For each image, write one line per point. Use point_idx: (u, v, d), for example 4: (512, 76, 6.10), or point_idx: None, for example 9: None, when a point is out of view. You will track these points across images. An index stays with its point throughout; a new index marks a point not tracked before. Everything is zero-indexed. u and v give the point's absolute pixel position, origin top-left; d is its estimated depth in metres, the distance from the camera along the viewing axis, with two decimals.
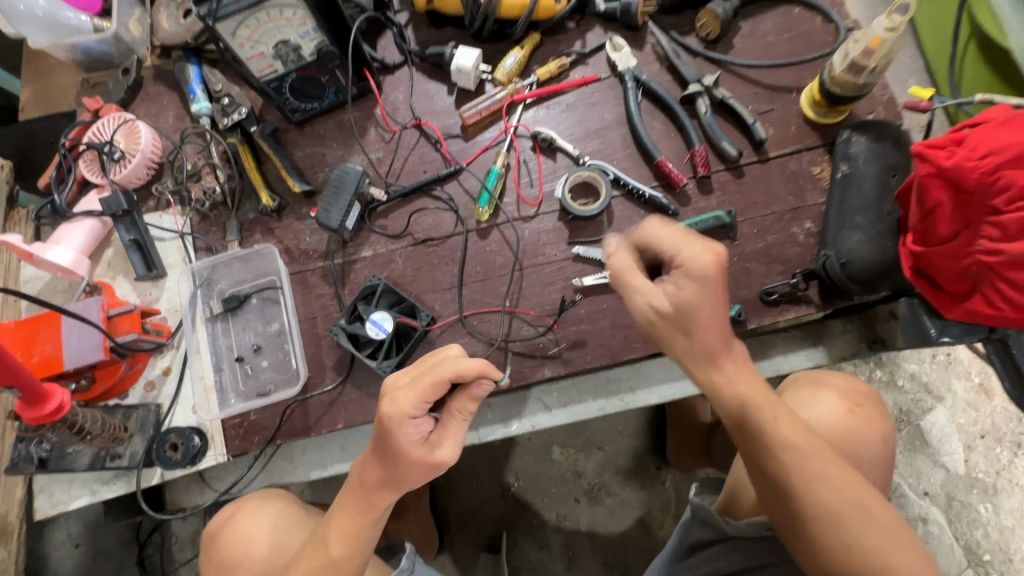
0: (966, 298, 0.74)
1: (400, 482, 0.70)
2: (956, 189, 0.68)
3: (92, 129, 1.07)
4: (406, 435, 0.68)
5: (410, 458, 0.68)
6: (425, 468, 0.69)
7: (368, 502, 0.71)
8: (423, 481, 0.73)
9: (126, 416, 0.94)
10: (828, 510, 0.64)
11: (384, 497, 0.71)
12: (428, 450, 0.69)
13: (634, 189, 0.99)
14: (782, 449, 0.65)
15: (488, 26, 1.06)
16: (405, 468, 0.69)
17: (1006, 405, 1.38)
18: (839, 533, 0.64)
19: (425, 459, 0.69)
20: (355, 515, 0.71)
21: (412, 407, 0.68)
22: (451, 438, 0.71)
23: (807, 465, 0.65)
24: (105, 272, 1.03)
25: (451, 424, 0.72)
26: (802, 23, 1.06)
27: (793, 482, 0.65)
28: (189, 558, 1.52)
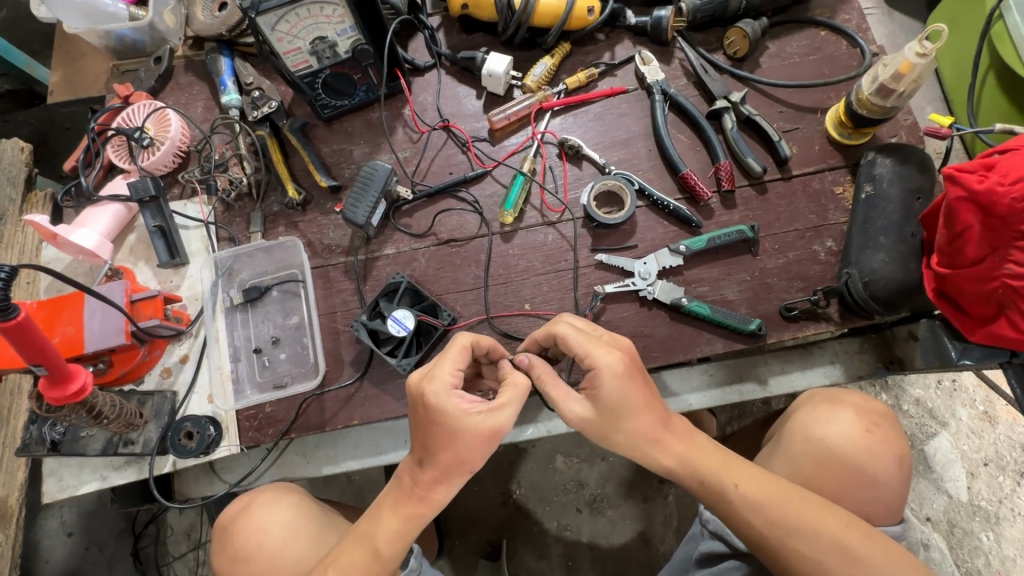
0: (991, 320, 0.75)
1: (458, 468, 0.69)
2: (985, 213, 0.69)
3: (122, 115, 1.07)
4: (457, 405, 0.69)
5: (465, 427, 0.68)
6: (483, 439, 0.68)
7: (428, 498, 0.71)
8: (482, 463, 0.70)
9: (142, 403, 0.93)
10: (803, 546, 0.70)
11: (444, 491, 0.71)
12: (485, 415, 0.68)
13: (659, 201, 1.00)
14: (746, 493, 0.74)
15: (521, 34, 1.07)
16: (463, 441, 0.68)
17: (1010, 434, 1.38)
18: (819, 567, 0.70)
19: (484, 426, 0.68)
20: (410, 513, 0.72)
21: (449, 372, 0.70)
22: (509, 405, 0.70)
23: (770, 507, 0.73)
24: (126, 256, 1.03)
25: (513, 392, 0.71)
26: (827, 45, 1.08)
27: (764, 526, 0.72)
28: (183, 552, 1.49)
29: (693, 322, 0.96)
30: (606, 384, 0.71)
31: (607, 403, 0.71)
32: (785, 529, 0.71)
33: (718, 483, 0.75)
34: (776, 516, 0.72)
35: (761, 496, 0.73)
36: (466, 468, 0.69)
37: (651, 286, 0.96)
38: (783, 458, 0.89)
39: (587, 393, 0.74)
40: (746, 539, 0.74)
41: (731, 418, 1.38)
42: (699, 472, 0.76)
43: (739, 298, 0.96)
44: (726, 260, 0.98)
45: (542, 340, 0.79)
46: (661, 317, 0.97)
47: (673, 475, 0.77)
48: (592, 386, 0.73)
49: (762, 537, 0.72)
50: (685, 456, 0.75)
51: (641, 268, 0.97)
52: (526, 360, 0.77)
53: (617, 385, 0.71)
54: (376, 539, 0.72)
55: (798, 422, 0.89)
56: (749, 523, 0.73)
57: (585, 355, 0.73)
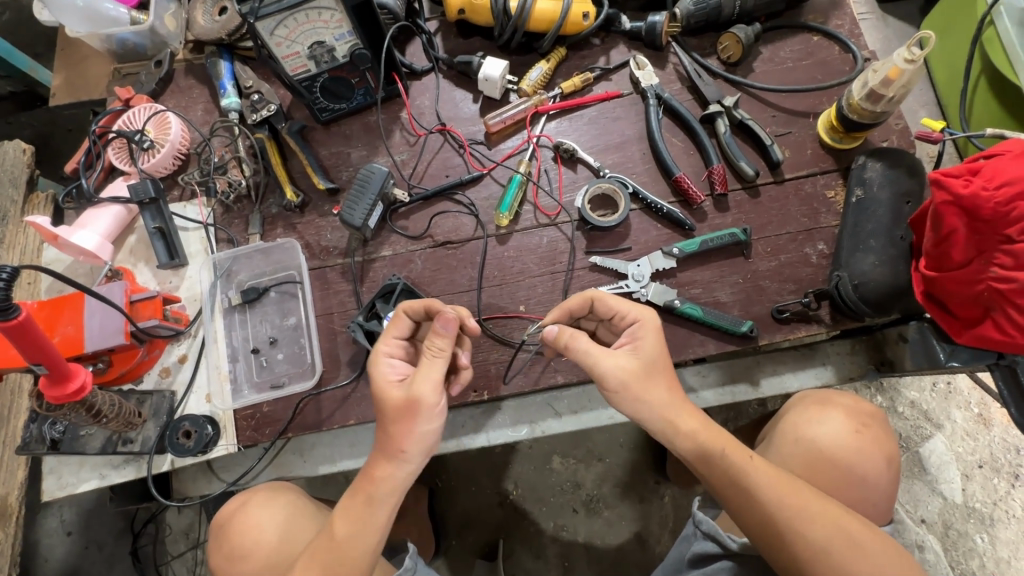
0: (977, 323, 0.76)
1: (389, 446, 0.72)
2: (970, 217, 0.70)
3: (123, 118, 1.08)
4: (388, 373, 0.76)
5: (383, 394, 0.73)
6: (403, 408, 0.71)
7: (370, 477, 0.72)
8: (412, 440, 0.71)
9: (140, 402, 0.94)
10: (810, 533, 0.70)
11: (383, 471, 0.72)
12: (403, 388, 0.73)
13: (652, 204, 1.01)
14: (758, 478, 0.74)
15: (517, 38, 1.08)
16: (385, 416, 0.72)
17: (1005, 436, 1.39)
18: (823, 555, 0.69)
19: (401, 398, 0.72)
20: (359, 494, 0.72)
21: (385, 344, 0.79)
22: (426, 375, 0.72)
23: (780, 494, 0.73)
24: (126, 257, 1.04)
25: (429, 361, 0.73)
26: (820, 51, 1.09)
27: (774, 509, 0.72)
28: (182, 552, 1.50)
29: (686, 324, 0.97)
30: (648, 337, 0.80)
31: (648, 354, 0.79)
32: (795, 513, 0.71)
33: (733, 463, 0.75)
34: (787, 500, 0.72)
35: (770, 482, 0.73)
36: (395, 446, 0.71)
37: (644, 288, 0.97)
38: (773, 458, 0.89)
39: (627, 349, 0.80)
40: (753, 523, 0.73)
41: (726, 419, 1.39)
42: (720, 447, 0.76)
43: (732, 300, 0.97)
44: (718, 263, 0.99)
45: (574, 308, 0.85)
46: (654, 319, 0.98)
47: (690, 453, 0.77)
48: (632, 341, 0.80)
49: (770, 522, 0.72)
50: (699, 432, 0.77)
51: (635, 270, 0.98)
52: (554, 329, 0.79)
53: (656, 339, 0.80)
54: (333, 532, 0.72)
55: (790, 423, 0.90)
56: (760, 506, 0.73)
57: (624, 312, 0.83)
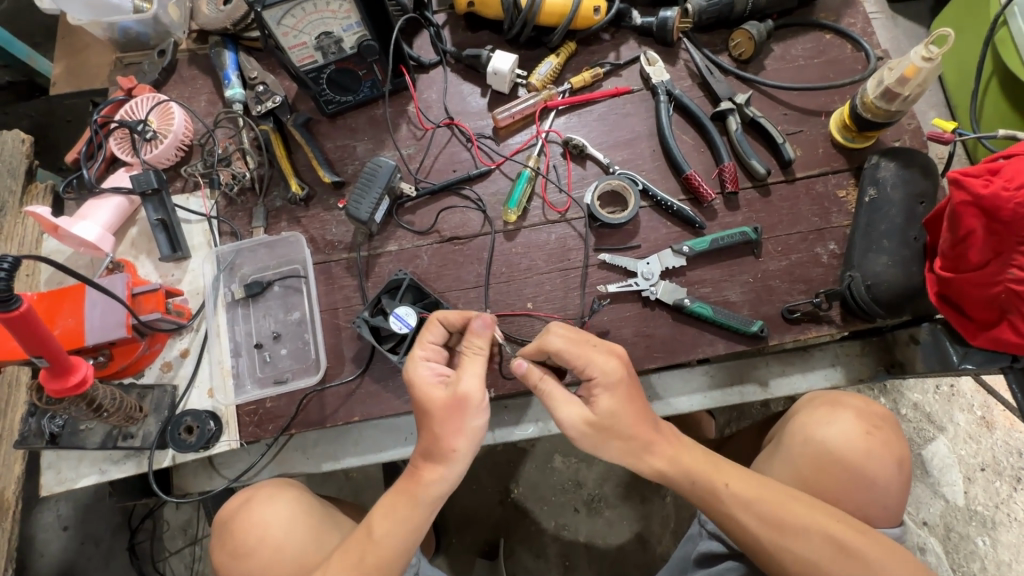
0: (992, 325, 0.75)
1: (437, 448, 0.72)
2: (989, 218, 0.69)
3: (126, 107, 1.07)
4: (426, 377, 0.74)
5: (431, 400, 0.72)
6: (450, 406, 0.71)
7: (417, 478, 0.73)
8: (462, 437, 0.72)
9: (141, 396, 0.93)
10: (795, 546, 0.71)
11: (432, 472, 0.72)
12: (448, 388, 0.72)
13: (663, 201, 1.00)
14: (738, 493, 0.74)
15: (526, 32, 1.07)
16: (435, 419, 0.71)
17: (1007, 439, 1.39)
18: (811, 565, 0.70)
19: (447, 397, 0.71)
20: (404, 498, 0.73)
21: (421, 350, 0.77)
22: (468, 372, 0.72)
23: (763, 507, 0.73)
24: (127, 249, 1.02)
25: (473, 359, 0.73)
26: (832, 49, 1.08)
27: (754, 526, 0.72)
28: (179, 548, 1.49)
29: (694, 323, 0.96)
30: (605, 396, 0.75)
31: (606, 411, 0.74)
32: (780, 525, 0.72)
33: (708, 483, 0.75)
34: (768, 515, 0.72)
35: (753, 495, 0.74)
36: (445, 446, 0.71)
37: (654, 287, 0.96)
38: (782, 459, 0.89)
39: (589, 397, 0.76)
40: (739, 541, 0.74)
41: (730, 420, 1.38)
42: (692, 471, 0.76)
43: (742, 300, 0.96)
44: (728, 262, 0.98)
45: (532, 353, 0.78)
46: (663, 318, 0.97)
47: (669, 472, 0.77)
48: (591, 391, 0.76)
49: (755, 537, 0.72)
50: (673, 458, 0.77)
51: (644, 268, 0.97)
52: (524, 365, 0.76)
53: (623, 385, 0.75)
54: (372, 529, 0.73)
55: (799, 424, 0.89)
56: (740, 525, 0.73)
57: (581, 366, 0.75)
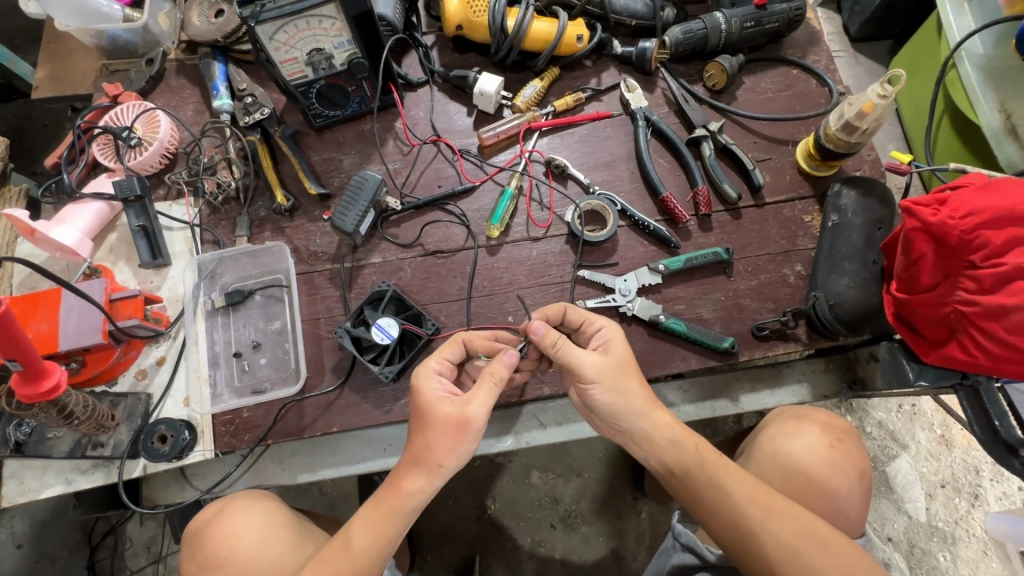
0: (943, 344, 0.80)
1: (425, 459, 0.73)
2: (937, 244, 0.74)
3: (111, 113, 1.07)
4: (436, 390, 0.76)
5: (436, 412, 0.74)
6: (451, 424, 0.73)
7: (398, 488, 0.74)
8: (451, 456, 0.73)
9: (113, 405, 0.91)
10: (780, 533, 0.71)
11: (414, 484, 0.74)
12: (456, 407, 0.74)
13: (640, 221, 1.04)
14: (735, 494, 0.74)
15: (512, 56, 1.11)
16: (432, 427, 0.73)
17: (965, 457, 1.45)
18: (791, 552, 0.70)
19: (452, 413, 0.73)
20: (382, 506, 0.74)
21: (435, 361, 0.80)
22: (479, 397, 0.74)
23: (758, 510, 0.73)
24: (105, 255, 1.01)
25: (485, 386, 0.75)
26: (799, 83, 1.15)
27: (744, 506, 0.73)
28: (142, 566, 1.44)
29: (669, 339, 1.00)
30: (616, 340, 0.81)
31: (617, 356, 0.80)
32: (767, 509, 0.73)
33: (705, 461, 0.76)
34: (755, 498, 0.73)
35: (740, 480, 0.75)
36: (434, 459, 0.73)
37: (630, 302, 1.00)
38: (753, 470, 0.91)
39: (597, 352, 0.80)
40: (724, 525, 0.74)
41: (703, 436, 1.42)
42: (692, 447, 0.77)
43: (714, 317, 1.00)
44: (701, 280, 1.02)
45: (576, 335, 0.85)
46: (638, 333, 1.00)
47: (666, 455, 0.78)
48: (603, 345, 0.81)
49: (752, 539, 0.72)
50: (675, 432, 0.78)
51: (622, 284, 1.00)
52: (542, 328, 0.77)
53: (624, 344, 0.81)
54: (350, 538, 0.74)
55: (768, 438, 0.93)
56: (731, 505, 0.74)
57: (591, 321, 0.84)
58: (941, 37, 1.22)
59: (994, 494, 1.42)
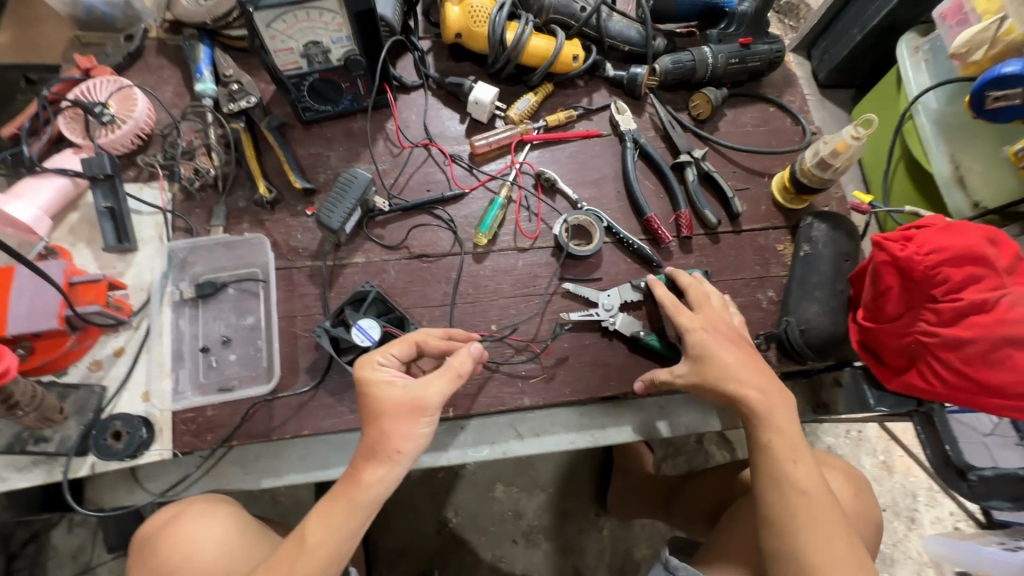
0: (903, 370, 0.86)
1: (383, 447, 0.73)
2: (904, 277, 0.80)
3: (81, 87, 1.00)
4: (388, 381, 0.75)
5: (387, 398, 0.74)
6: (407, 409, 0.74)
7: (357, 480, 0.73)
8: (410, 441, 0.74)
9: (62, 396, 0.84)
10: (820, 525, 0.76)
11: (375, 475, 0.73)
12: (409, 392, 0.74)
13: (624, 239, 1.07)
14: (796, 480, 0.79)
15: (509, 69, 1.13)
16: (387, 416, 0.73)
17: (904, 482, 1.54)
18: (824, 544, 0.75)
19: (405, 398, 0.74)
20: (340, 499, 0.74)
21: (379, 355, 0.78)
22: (436, 384, 0.75)
23: (814, 503, 0.78)
24: (65, 235, 0.94)
25: (444, 375, 0.76)
26: (775, 120, 1.22)
27: (800, 495, 0.78)
28: None
29: (648, 356, 1.02)
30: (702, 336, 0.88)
31: (713, 356, 0.86)
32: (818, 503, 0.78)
33: (781, 451, 0.81)
34: (814, 491, 0.78)
35: (810, 473, 0.80)
36: (390, 446, 0.73)
37: (613, 318, 1.01)
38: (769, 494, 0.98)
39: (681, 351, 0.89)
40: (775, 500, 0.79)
41: None
42: (777, 435, 0.82)
43: None
44: None
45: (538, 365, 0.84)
46: (618, 349, 1.02)
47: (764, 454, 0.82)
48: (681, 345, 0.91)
49: (790, 520, 0.78)
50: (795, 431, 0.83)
51: (606, 299, 1.02)
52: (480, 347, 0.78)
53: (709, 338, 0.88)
54: (304, 535, 0.73)
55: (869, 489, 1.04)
56: (790, 489, 0.79)
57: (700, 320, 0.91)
58: (901, 90, 1.31)
59: (929, 518, 1.51)
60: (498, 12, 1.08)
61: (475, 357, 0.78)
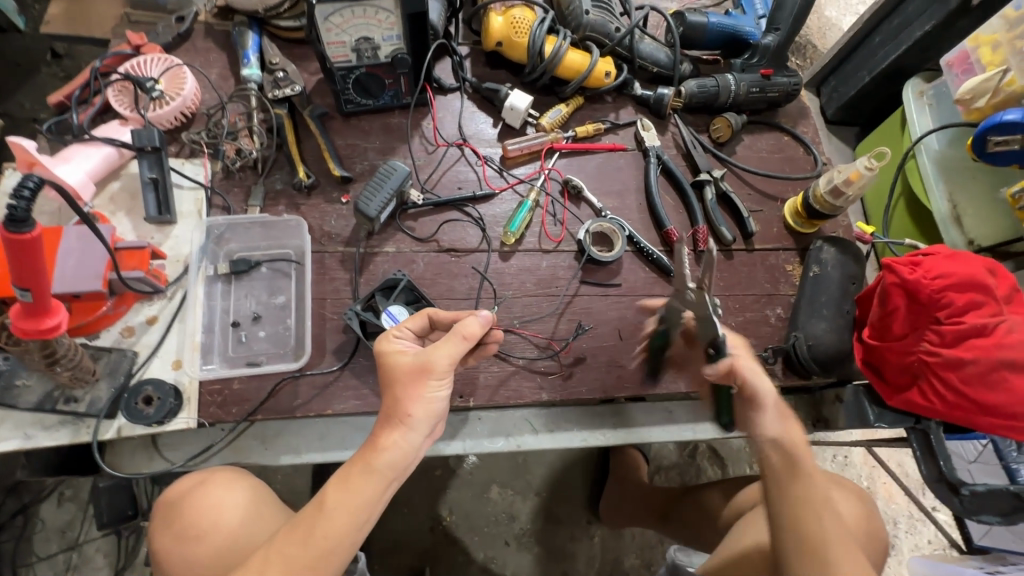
0: (905, 389, 0.90)
1: (395, 411, 0.73)
2: (911, 298, 0.85)
3: (133, 62, 1.04)
4: (399, 350, 0.76)
5: (399, 363, 0.75)
6: (415, 373, 0.73)
7: (374, 445, 0.72)
8: (420, 404, 0.73)
9: (95, 358, 0.86)
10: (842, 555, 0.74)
11: (389, 439, 0.72)
12: (417, 356, 0.74)
13: (645, 248, 1.11)
14: (821, 509, 0.77)
15: (544, 79, 1.18)
16: (399, 382, 0.74)
17: (886, 509, 1.59)
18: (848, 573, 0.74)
19: (414, 362, 0.74)
20: (358, 469, 0.72)
21: (396, 328, 0.81)
22: (443, 347, 0.74)
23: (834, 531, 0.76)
24: (104, 203, 0.96)
25: (451, 338, 0.75)
26: (789, 149, 1.29)
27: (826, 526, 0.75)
28: (51, 553, 1.36)
29: (662, 361, 1.06)
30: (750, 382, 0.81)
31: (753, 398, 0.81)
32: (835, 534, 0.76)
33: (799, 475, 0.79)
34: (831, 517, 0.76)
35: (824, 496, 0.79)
36: (401, 410, 0.72)
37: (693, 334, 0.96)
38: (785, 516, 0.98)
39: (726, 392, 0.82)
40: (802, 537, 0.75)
41: None
42: (795, 461, 0.79)
43: None
44: None
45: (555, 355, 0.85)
46: (634, 353, 1.05)
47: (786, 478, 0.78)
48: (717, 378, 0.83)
49: (821, 552, 0.74)
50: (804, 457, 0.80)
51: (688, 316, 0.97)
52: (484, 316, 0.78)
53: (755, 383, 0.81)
54: (323, 501, 0.71)
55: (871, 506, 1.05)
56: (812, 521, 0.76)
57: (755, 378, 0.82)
58: (904, 131, 1.40)
59: (909, 545, 1.56)
60: (538, 25, 1.14)
61: (482, 321, 0.77)
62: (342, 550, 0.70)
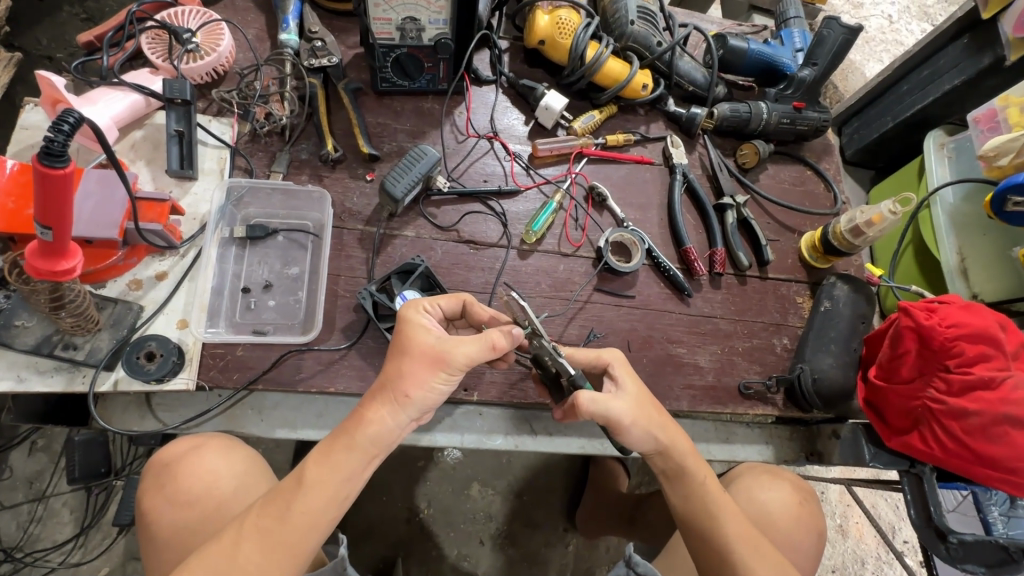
0: (905, 432, 0.92)
1: (393, 385, 0.70)
2: (922, 343, 0.86)
3: (171, 11, 1.02)
4: (423, 328, 0.73)
5: (419, 342, 0.72)
6: (430, 358, 0.71)
7: (360, 417, 0.69)
8: (420, 389, 0.70)
9: (100, 308, 0.84)
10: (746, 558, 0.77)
11: (377, 413, 0.70)
12: (439, 342, 0.72)
13: (662, 264, 1.11)
14: (726, 524, 0.79)
15: (581, 84, 1.18)
16: (410, 357, 0.71)
17: (855, 548, 1.61)
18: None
19: (433, 347, 0.71)
20: (341, 442, 0.69)
21: (427, 302, 0.80)
22: (465, 343, 0.72)
23: (740, 539, 0.79)
24: (125, 150, 0.94)
25: (479, 341, 0.73)
26: (811, 183, 1.30)
27: (731, 539, 0.78)
28: (15, 503, 1.31)
29: (666, 378, 1.06)
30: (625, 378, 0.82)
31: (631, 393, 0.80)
32: (736, 539, 0.78)
33: (699, 488, 0.81)
34: (730, 526, 0.79)
35: (729, 514, 0.80)
36: (400, 388, 0.70)
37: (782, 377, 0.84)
38: None
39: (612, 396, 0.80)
40: (707, 548, 0.80)
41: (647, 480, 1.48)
42: (695, 474, 0.81)
43: (709, 366, 1.08)
44: (702, 331, 1.10)
45: (583, 365, 0.86)
46: (640, 366, 1.05)
47: (685, 499, 0.82)
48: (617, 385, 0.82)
49: (728, 564, 0.78)
50: (701, 470, 0.82)
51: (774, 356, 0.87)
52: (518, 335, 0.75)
53: (635, 383, 0.82)
54: (302, 474, 0.69)
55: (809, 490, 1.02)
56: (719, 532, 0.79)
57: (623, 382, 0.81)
58: (922, 178, 1.41)
59: None
60: (583, 29, 1.14)
61: (514, 338, 0.75)
62: (326, 519, 0.69)
